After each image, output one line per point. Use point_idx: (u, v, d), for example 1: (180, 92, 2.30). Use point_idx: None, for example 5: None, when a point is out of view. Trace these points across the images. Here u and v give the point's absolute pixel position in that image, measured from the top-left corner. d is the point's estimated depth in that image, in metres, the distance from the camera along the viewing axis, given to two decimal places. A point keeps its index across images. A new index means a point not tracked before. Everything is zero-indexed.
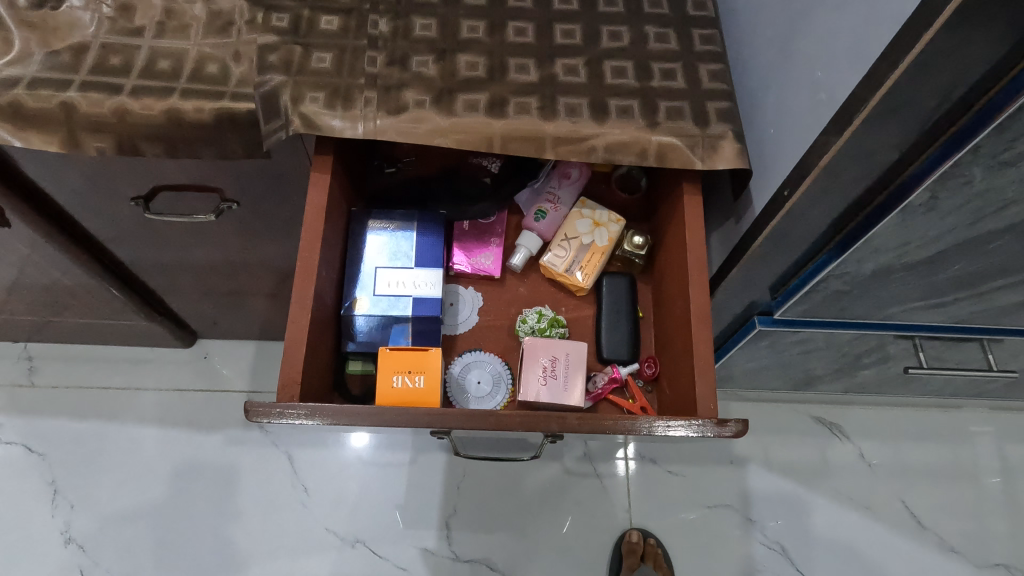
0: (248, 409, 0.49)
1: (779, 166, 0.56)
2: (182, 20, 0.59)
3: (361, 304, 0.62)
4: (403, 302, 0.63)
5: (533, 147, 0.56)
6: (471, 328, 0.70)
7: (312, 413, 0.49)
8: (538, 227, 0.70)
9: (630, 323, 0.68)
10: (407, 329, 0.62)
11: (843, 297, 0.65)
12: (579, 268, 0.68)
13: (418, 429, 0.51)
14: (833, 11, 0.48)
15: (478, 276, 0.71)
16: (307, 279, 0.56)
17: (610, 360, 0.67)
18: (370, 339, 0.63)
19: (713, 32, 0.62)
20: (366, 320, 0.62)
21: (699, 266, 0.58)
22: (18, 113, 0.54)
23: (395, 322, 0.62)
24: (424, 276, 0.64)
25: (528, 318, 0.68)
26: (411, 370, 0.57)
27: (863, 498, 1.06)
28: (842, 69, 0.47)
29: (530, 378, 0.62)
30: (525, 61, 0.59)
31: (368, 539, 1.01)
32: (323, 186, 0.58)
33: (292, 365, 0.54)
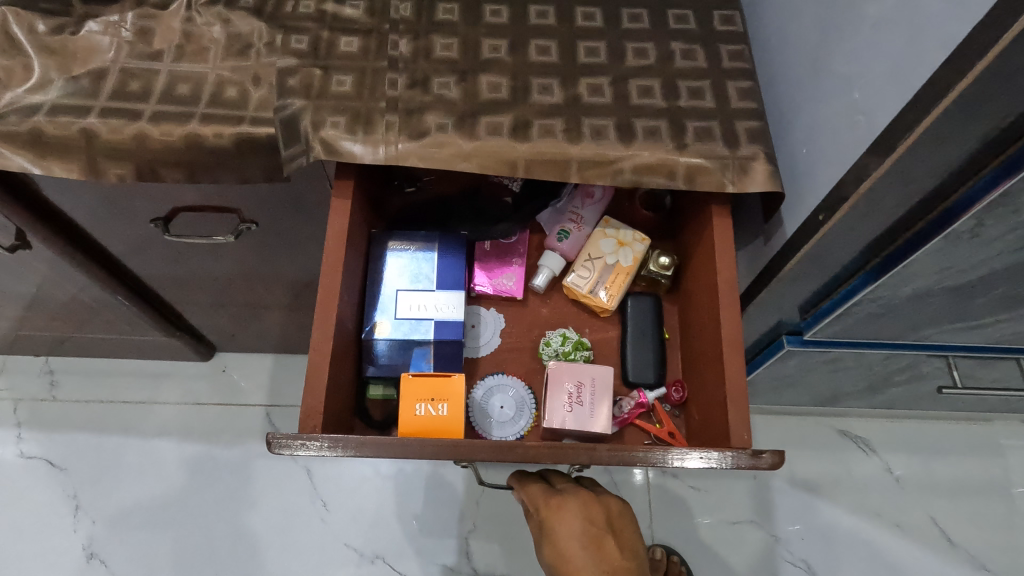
0: (269, 441, 0.48)
1: (812, 189, 0.54)
2: (200, 43, 0.58)
3: (382, 330, 0.62)
4: (425, 326, 0.62)
5: (559, 171, 0.54)
6: (493, 351, 0.68)
7: (335, 444, 0.48)
8: (561, 247, 0.69)
9: (656, 346, 0.66)
10: (429, 352, 0.61)
11: (876, 320, 0.63)
12: (603, 289, 0.66)
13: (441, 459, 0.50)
14: (873, 30, 0.46)
15: (500, 297, 0.70)
16: (329, 305, 0.55)
17: (636, 384, 0.66)
18: (391, 364, 0.62)
19: (742, 47, 0.60)
20: (387, 344, 0.61)
21: (731, 289, 0.56)
22: (39, 141, 0.54)
23: (417, 345, 0.61)
24: (446, 300, 0.62)
25: (552, 340, 0.67)
26: (433, 398, 0.56)
27: (892, 515, 1.04)
28: (882, 91, 0.45)
29: (555, 405, 0.61)
30: (549, 81, 0.57)
31: (387, 556, 1.00)
32: (345, 211, 0.58)
33: (314, 392, 0.53)
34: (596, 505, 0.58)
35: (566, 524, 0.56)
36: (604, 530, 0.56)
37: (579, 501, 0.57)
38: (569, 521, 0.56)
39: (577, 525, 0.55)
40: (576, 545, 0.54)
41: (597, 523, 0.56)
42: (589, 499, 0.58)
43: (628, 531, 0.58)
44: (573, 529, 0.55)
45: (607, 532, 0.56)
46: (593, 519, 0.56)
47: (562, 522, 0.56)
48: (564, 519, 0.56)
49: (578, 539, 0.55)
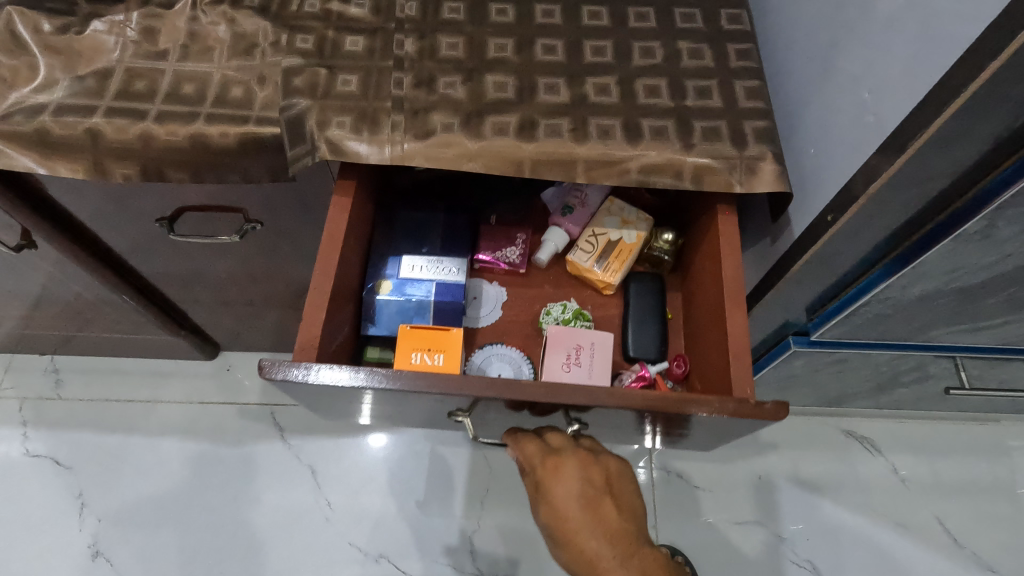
0: (261, 364, 0.46)
1: (820, 190, 0.53)
2: (205, 42, 0.58)
3: (382, 290, 0.61)
4: (426, 285, 0.61)
5: (565, 171, 0.54)
6: (493, 323, 0.69)
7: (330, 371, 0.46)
8: (566, 224, 0.69)
9: (658, 322, 0.66)
10: (428, 311, 0.61)
11: (885, 321, 0.62)
12: (605, 263, 0.67)
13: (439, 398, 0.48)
14: (882, 30, 0.46)
15: (502, 270, 0.70)
16: (333, 248, 0.55)
17: (637, 358, 0.65)
18: (390, 324, 0.61)
19: (749, 46, 0.60)
20: (387, 304, 0.61)
21: (734, 245, 0.56)
22: (44, 141, 0.54)
23: (417, 305, 0.60)
24: (448, 262, 0.62)
25: (552, 309, 0.67)
26: (431, 349, 0.56)
27: (899, 515, 1.03)
28: (892, 91, 0.45)
29: (553, 365, 0.61)
30: (555, 81, 0.57)
31: (391, 555, 0.99)
32: (346, 208, 0.56)
33: (310, 327, 0.51)
34: (595, 463, 0.52)
35: (565, 487, 0.50)
36: (603, 491, 0.51)
37: (577, 460, 0.51)
38: (568, 484, 0.50)
39: (577, 488, 0.50)
40: (575, 508, 0.50)
41: (597, 485, 0.51)
42: (587, 457, 0.52)
43: (627, 489, 0.54)
44: (572, 492, 0.50)
45: (606, 493, 0.51)
46: (592, 480, 0.51)
47: (560, 483, 0.50)
48: (561, 481, 0.50)
49: (578, 502, 0.50)
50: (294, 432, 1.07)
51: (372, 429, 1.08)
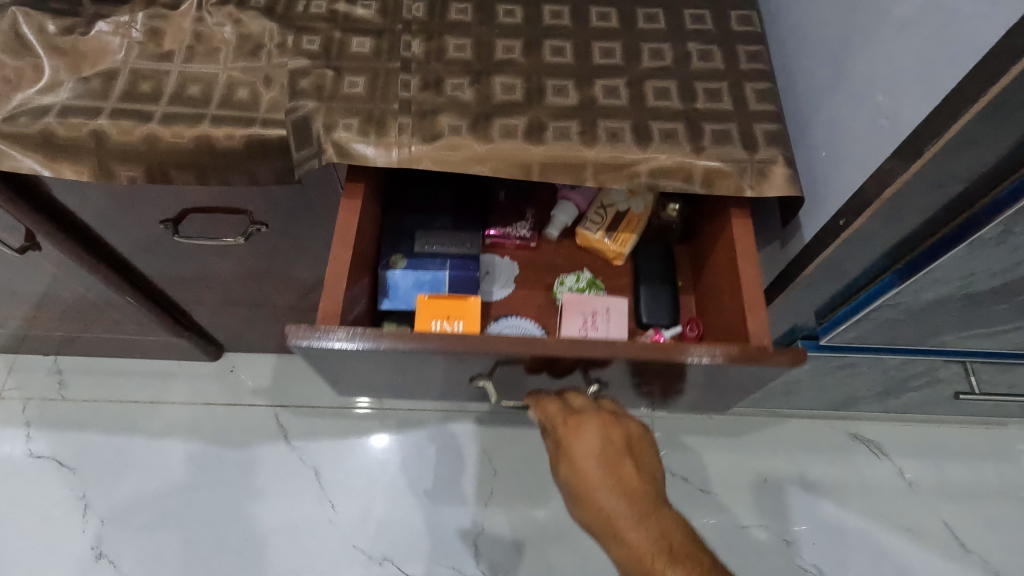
0: (286, 331, 0.48)
1: (833, 194, 0.53)
2: (211, 43, 0.58)
3: (398, 264, 0.62)
4: (440, 259, 0.63)
5: (573, 174, 0.53)
6: (506, 296, 0.69)
7: (353, 335, 0.48)
8: (574, 198, 0.69)
9: (670, 288, 0.66)
10: (445, 280, 0.63)
11: (896, 325, 0.62)
12: (615, 234, 0.67)
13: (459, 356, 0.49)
14: (898, 32, 0.45)
15: (513, 245, 0.71)
16: (349, 222, 0.56)
17: (651, 324, 0.65)
18: (407, 298, 0.63)
19: (760, 48, 0.59)
20: (403, 278, 0.63)
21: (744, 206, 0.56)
22: (49, 143, 0.53)
23: (433, 276, 0.62)
24: (463, 238, 0.64)
25: (566, 280, 0.66)
26: (449, 317, 0.56)
27: (906, 519, 1.02)
28: (908, 94, 0.44)
29: (571, 330, 0.63)
30: (564, 83, 0.57)
31: (395, 557, 0.99)
32: (356, 209, 0.57)
33: (334, 296, 0.53)
34: (616, 425, 0.54)
35: (584, 443, 0.52)
36: (622, 452, 0.52)
37: (597, 420, 0.53)
38: (588, 441, 0.52)
39: (596, 445, 0.52)
40: (593, 464, 0.51)
41: (616, 444, 0.52)
42: (608, 418, 0.54)
43: (649, 456, 0.54)
44: (592, 449, 0.52)
45: (626, 454, 0.52)
46: (612, 439, 0.53)
47: (580, 440, 0.52)
48: (582, 438, 0.52)
49: (596, 458, 0.51)
50: (298, 434, 1.06)
51: (375, 429, 1.08)
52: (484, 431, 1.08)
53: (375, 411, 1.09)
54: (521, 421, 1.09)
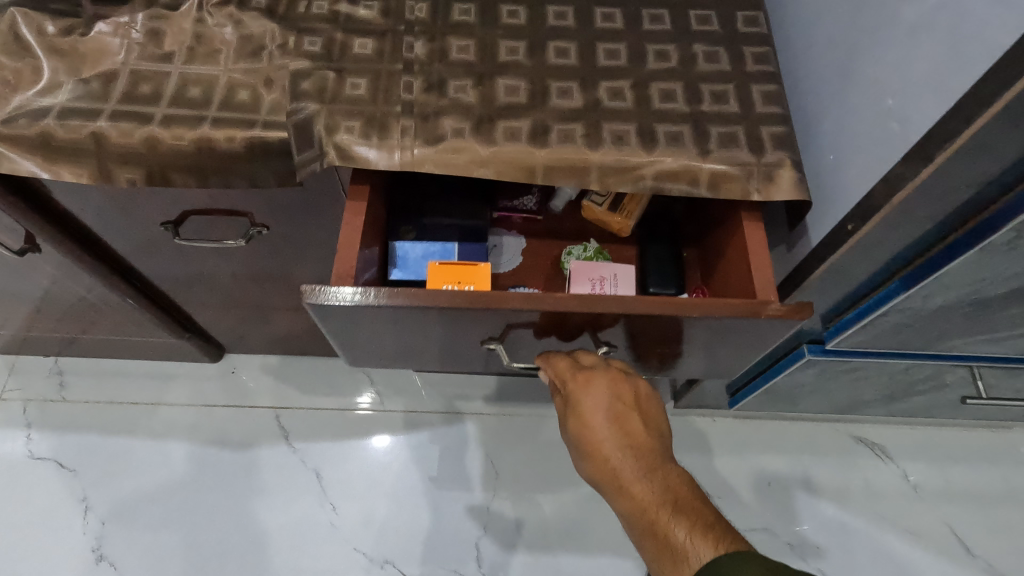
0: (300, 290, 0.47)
1: (841, 198, 0.52)
2: (211, 45, 0.57)
3: (408, 236, 0.63)
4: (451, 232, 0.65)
5: (578, 177, 0.53)
6: (514, 269, 0.71)
7: (367, 293, 0.47)
8: None
9: (674, 258, 0.67)
10: (454, 250, 0.63)
11: (903, 330, 0.61)
12: (620, 206, 0.67)
13: (472, 315, 0.49)
14: (909, 35, 0.45)
15: (520, 218, 0.73)
16: (359, 187, 0.56)
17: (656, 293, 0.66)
18: (417, 269, 0.62)
19: (766, 49, 0.59)
20: (413, 249, 0.62)
21: None
22: (48, 145, 0.53)
23: (442, 247, 0.63)
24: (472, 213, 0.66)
25: (573, 250, 0.68)
26: (460, 283, 0.56)
27: (910, 523, 1.01)
28: (919, 99, 0.43)
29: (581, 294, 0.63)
30: (568, 85, 0.56)
31: (396, 560, 0.98)
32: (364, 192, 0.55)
33: (347, 258, 0.51)
34: (625, 381, 0.53)
35: (593, 399, 0.52)
36: (631, 408, 0.52)
37: (607, 375, 0.53)
38: (597, 395, 0.52)
39: (604, 400, 0.52)
40: (601, 418, 0.51)
41: (625, 401, 0.52)
42: (618, 374, 0.53)
43: (657, 413, 0.54)
44: (600, 403, 0.52)
45: (635, 410, 0.52)
46: (621, 395, 0.52)
47: (589, 395, 0.52)
48: (590, 392, 0.52)
49: (604, 413, 0.51)
50: (299, 435, 1.06)
51: (377, 430, 1.07)
52: (486, 433, 1.08)
53: (377, 413, 1.09)
54: (523, 423, 1.09)
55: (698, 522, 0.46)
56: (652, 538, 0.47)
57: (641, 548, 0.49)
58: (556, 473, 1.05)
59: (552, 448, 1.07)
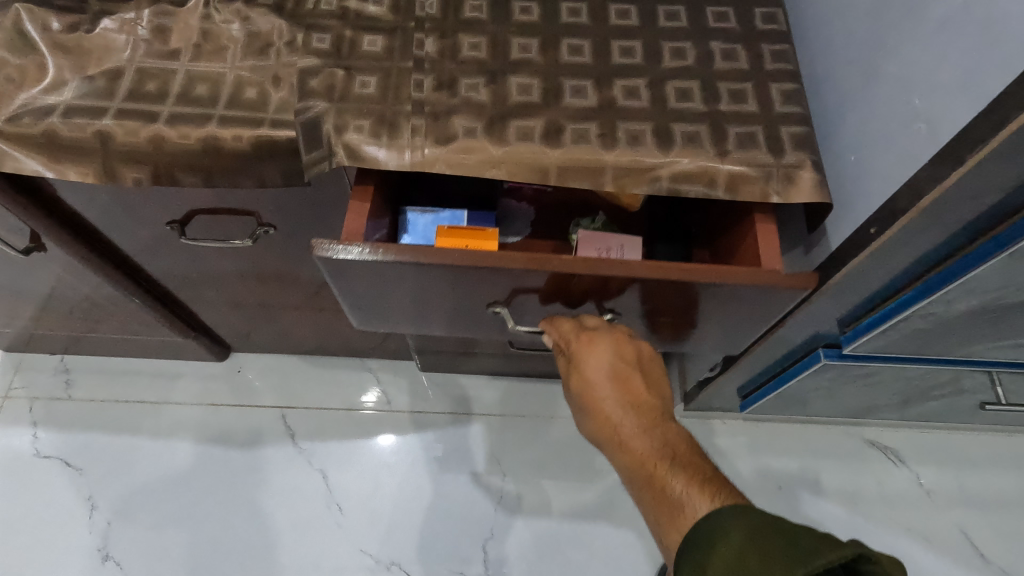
0: (314, 243, 0.47)
1: (863, 200, 0.50)
2: (218, 41, 0.56)
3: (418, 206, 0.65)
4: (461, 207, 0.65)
5: (592, 179, 0.51)
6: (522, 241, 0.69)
7: (378, 249, 0.47)
8: None
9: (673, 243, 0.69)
10: (464, 217, 0.63)
11: (923, 335, 0.60)
12: None
13: (478, 276, 0.49)
14: (938, 34, 0.43)
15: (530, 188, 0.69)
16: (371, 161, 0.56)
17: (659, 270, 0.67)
18: (426, 234, 0.62)
19: (786, 47, 0.57)
20: (422, 216, 0.62)
21: None
22: (53, 144, 0.52)
23: (451, 213, 0.63)
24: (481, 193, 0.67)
25: (582, 222, 0.66)
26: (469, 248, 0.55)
27: (923, 528, 1.00)
28: (948, 98, 0.42)
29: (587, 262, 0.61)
30: (582, 83, 0.55)
31: (402, 562, 0.98)
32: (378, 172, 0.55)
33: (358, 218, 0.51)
34: (627, 341, 0.55)
35: (596, 357, 0.53)
36: (632, 367, 0.54)
37: (611, 334, 0.55)
38: (600, 356, 0.54)
39: (607, 358, 0.53)
40: (603, 375, 0.53)
41: (626, 360, 0.54)
42: (621, 334, 0.55)
43: (657, 374, 0.56)
44: (603, 361, 0.53)
45: (636, 369, 0.54)
46: (623, 354, 0.54)
47: (592, 353, 0.54)
48: (594, 350, 0.54)
49: (606, 371, 0.53)
50: (304, 435, 1.05)
51: (382, 429, 1.07)
52: (493, 433, 1.07)
53: (384, 412, 1.08)
54: (530, 424, 1.08)
55: (695, 475, 0.48)
56: (651, 490, 0.49)
57: (639, 501, 0.50)
58: (564, 474, 1.04)
59: (558, 449, 1.06)
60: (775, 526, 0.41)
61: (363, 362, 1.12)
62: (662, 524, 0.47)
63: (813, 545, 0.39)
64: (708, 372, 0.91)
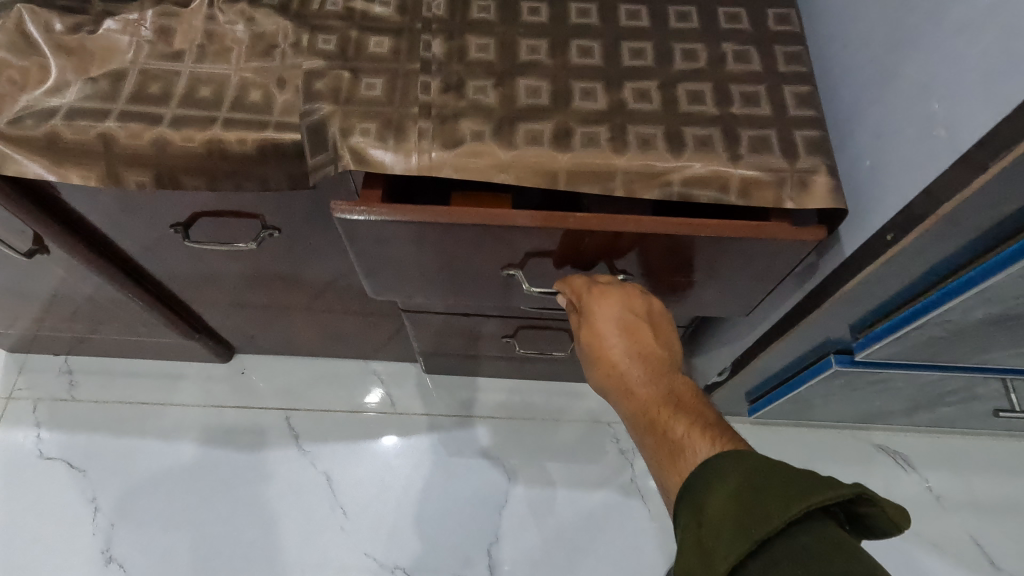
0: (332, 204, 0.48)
1: (880, 205, 0.49)
2: (222, 43, 0.56)
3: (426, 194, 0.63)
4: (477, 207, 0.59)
5: (602, 184, 0.50)
6: None
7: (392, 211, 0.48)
8: None
9: None
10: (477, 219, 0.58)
11: (938, 343, 0.59)
12: None
13: (494, 234, 0.50)
14: (957, 35, 0.42)
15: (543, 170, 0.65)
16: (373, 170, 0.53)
17: None
18: None
19: (799, 49, 0.56)
20: None
21: None
22: (55, 146, 0.51)
23: None
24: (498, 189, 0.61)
25: None
26: None
27: (933, 535, 0.99)
28: (969, 102, 0.41)
29: None
30: (592, 86, 0.54)
31: (406, 567, 0.97)
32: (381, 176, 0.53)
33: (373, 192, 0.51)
34: (638, 294, 0.55)
35: (606, 308, 0.54)
36: (641, 319, 0.54)
37: (621, 288, 0.54)
38: (610, 307, 0.54)
39: (616, 311, 0.54)
40: (611, 327, 0.54)
41: (636, 312, 0.54)
42: (631, 287, 0.55)
43: (668, 329, 0.56)
44: (612, 313, 0.54)
45: (645, 322, 0.54)
46: (633, 307, 0.54)
47: (602, 305, 0.54)
48: (604, 302, 0.54)
49: (615, 323, 0.54)
50: (309, 438, 1.05)
51: (386, 430, 1.06)
52: (498, 436, 1.06)
53: (388, 414, 1.07)
54: (535, 426, 1.07)
55: (697, 421, 0.48)
56: (653, 435, 0.49)
57: (642, 448, 0.50)
58: (569, 477, 1.03)
59: (563, 452, 1.05)
60: (773, 467, 0.39)
61: (367, 363, 1.12)
62: (663, 468, 0.47)
63: (813, 480, 0.37)
64: (717, 377, 0.90)
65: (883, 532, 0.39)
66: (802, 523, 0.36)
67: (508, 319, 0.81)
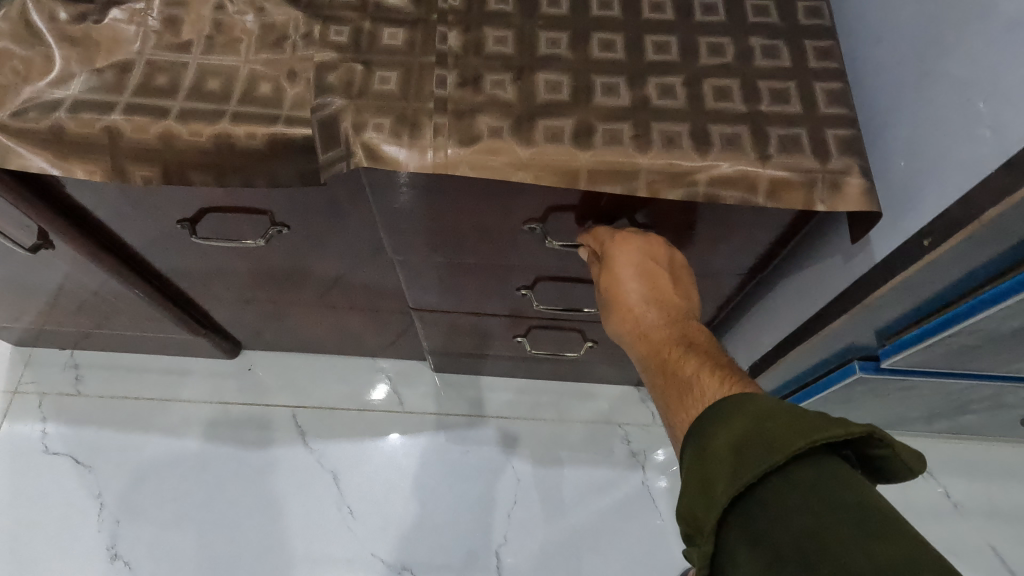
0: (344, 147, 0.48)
1: (919, 208, 0.47)
2: (231, 33, 0.54)
3: None
4: None
5: (625, 183, 0.48)
6: None
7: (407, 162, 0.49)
8: None
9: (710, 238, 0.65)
10: None
11: (970, 351, 0.56)
12: None
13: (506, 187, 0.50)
14: (1005, 31, 0.40)
15: None
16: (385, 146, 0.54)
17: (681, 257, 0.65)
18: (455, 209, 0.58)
19: (830, 44, 0.54)
20: None
21: None
22: (60, 140, 0.50)
23: None
24: None
25: None
26: None
27: (952, 543, 0.96)
28: (1018, 101, 0.39)
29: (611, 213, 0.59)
30: (614, 81, 0.52)
31: (413, 568, 0.95)
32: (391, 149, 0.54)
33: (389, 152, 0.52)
34: (661, 243, 0.54)
35: (626, 253, 0.52)
36: (662, 267, 0.53)
37: (644, 236, 0.53)
38: (630, 254, 0.52)
39: (636, 256, 0.52)
40: (630, 272, 0.52)
41: (657, 260, 0.53)
42: (655, 237, 0.54)
43: (689, 283, 0.55)
44: (633, 258, 0.52)
45: (666, 270, 0.53)
46: (654, 255, 0.53)
47: (622, 250, 0.52)
48: (624, 247, 0.52)
49: (634, 269, 0.52)
50: (316, 435, 1.04)
51: (393, 428, 1.05)
52: (507, 436, 1.05)
53: (396, 412, 1.06)
54: (545, 426, 1.06)
55: (708, 361, 0.46)
56: (662, 375, 0.47)
57: (651, 390, 0.48)
58: (578, 477, 1.02)
59: (573, 452, 1.04)
60: (780, 404, 0.37)
61: (375, 361, 1.10)
62: (670, 407, 0.45)
63: (824, 420, 0.34)
64: None
65: (894, 474, 0.37)
66: (810, 458, 0.34)
67: (518, 319, 0.79)
